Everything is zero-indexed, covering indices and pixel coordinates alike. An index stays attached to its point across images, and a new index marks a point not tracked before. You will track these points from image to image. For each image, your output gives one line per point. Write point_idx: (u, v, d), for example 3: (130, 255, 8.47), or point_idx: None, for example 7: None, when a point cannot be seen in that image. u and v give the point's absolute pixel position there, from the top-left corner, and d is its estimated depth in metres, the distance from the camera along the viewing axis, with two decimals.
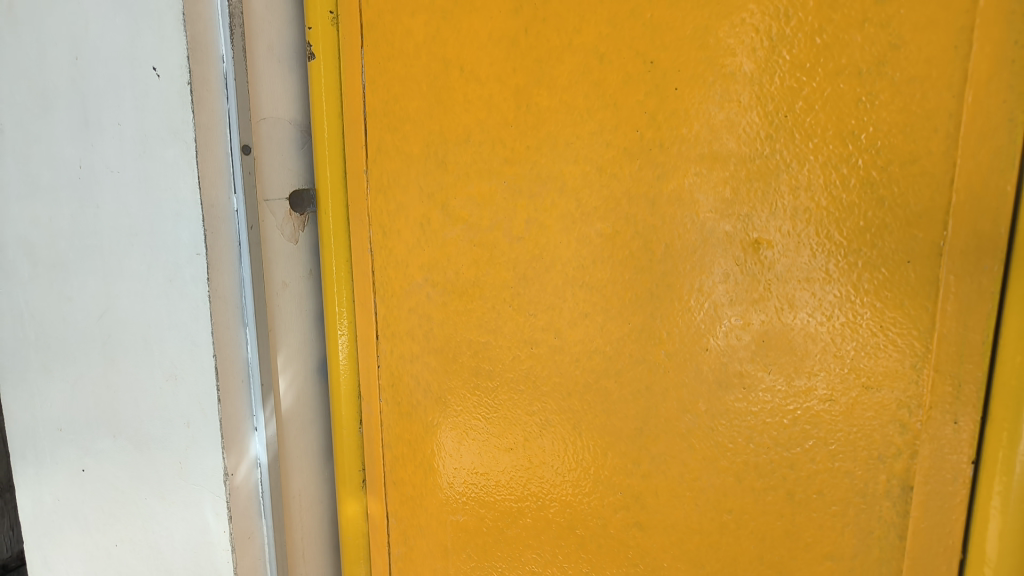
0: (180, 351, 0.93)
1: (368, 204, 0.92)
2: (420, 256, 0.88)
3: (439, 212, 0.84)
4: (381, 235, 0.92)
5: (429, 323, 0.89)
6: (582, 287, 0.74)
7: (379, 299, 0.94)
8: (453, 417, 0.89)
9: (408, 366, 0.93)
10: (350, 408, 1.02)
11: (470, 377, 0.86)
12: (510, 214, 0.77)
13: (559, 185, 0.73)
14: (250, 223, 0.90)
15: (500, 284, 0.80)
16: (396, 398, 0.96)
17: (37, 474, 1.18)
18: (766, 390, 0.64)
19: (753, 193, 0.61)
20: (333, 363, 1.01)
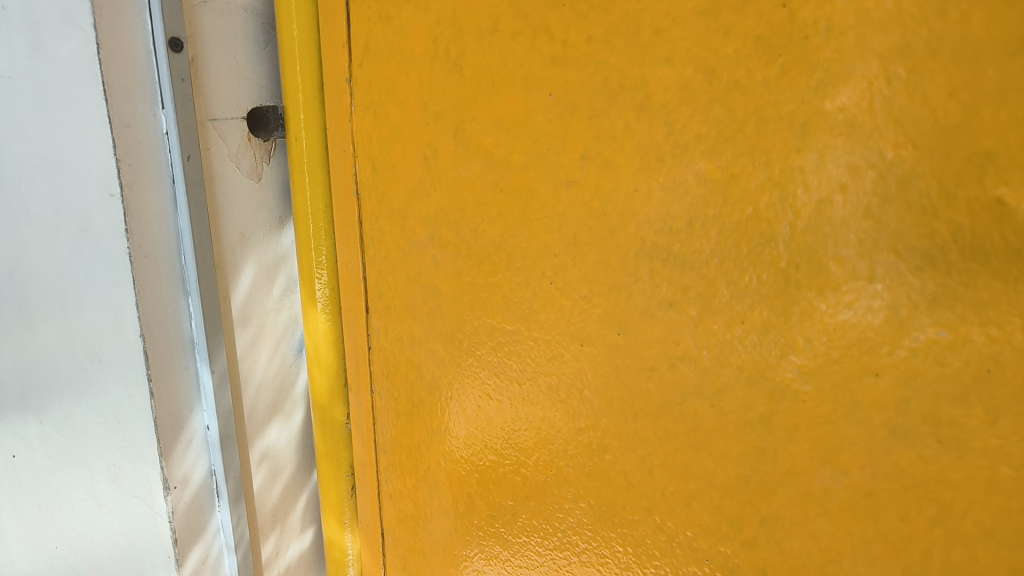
0: (100, 324, 0.69)
1: (354, 129, 0.66)
2: (424, 203, 0.62)
3: (451, 141, 0.58)
4: (371, 172, 0.66)
5: (435, 297, 0.64)
6: (666, 261, 0.48)
7: (369, 260, 0.69)
8: (463, 426, 0.65)
9: (407, 352, 0.68)
10: (332, 396, 0.79)
11: (489, 377, 0.61)
12: (559, 145, 0.51)
13: (638, 100, 0.47)
14: (186, 153, 0.65)
15: (538, 249, 0.54)
16: (392, 391, 0.71)
17: None
18: (983, 450, 0.38)
19: (1006, 114, 0.34)
20: (314, 337, 0.78)
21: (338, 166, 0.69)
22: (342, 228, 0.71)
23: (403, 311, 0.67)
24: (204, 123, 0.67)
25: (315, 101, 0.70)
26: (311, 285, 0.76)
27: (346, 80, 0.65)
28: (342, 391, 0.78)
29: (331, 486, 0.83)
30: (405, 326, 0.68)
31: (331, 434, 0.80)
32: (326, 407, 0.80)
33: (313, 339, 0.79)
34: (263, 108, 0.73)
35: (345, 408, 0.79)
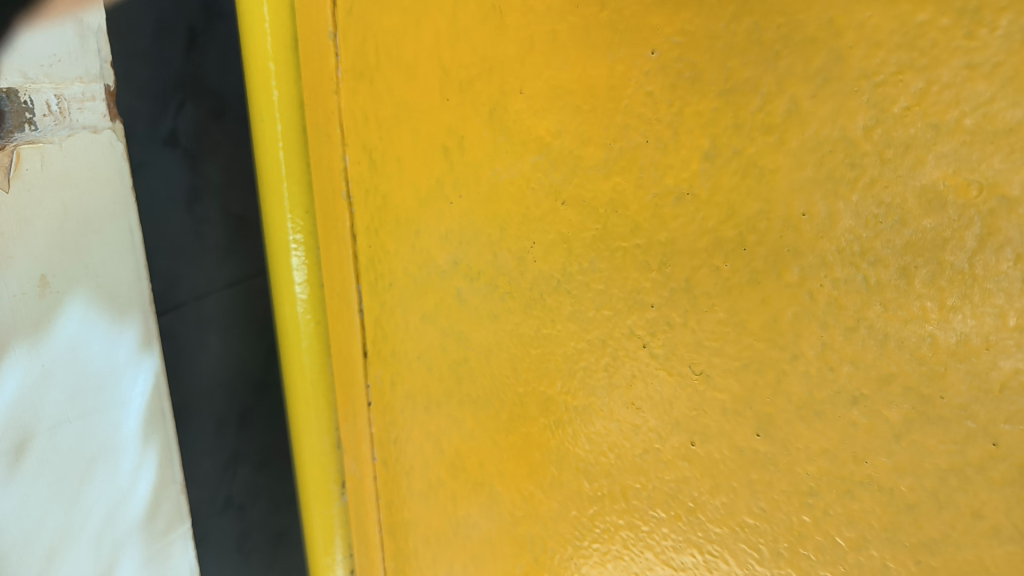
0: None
1: (346, 108, 0.48)
2: (443, 212, 0.44)
3: (485, 126, 0.39)
4: (367, 167, 0.48)
5: (461, 349, 0.46)
6: (854, 333, 0.29)
7: (366, 287, 0.52)
8: (501, 528, 0.46)
9: (421, 414, 0.51)
10: (317, 457, 0.61)
11: (538, 467, 0.43)
12: (663, 135, 0.32)
13: (817, 62, 0.27)
14: (140, 158, 0.61)
15: (623, 294, 0.36)
16: (400, 463, 0.54)
17: None
18: None
19: None
20: (298, 382, 0.59)
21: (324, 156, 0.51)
22: (331, 239, 0.53)
23: (416, 360, 0.50)
24: (106, 128, 0.51)
25: (291, 70, 0.51)
26: (291, 314, 0.57)
27: (329, 33, 0.47)
28: (332, 449, 0.61)
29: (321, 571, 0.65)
30: (418, 380, 0.50)
31: (316, 506, 0.62)
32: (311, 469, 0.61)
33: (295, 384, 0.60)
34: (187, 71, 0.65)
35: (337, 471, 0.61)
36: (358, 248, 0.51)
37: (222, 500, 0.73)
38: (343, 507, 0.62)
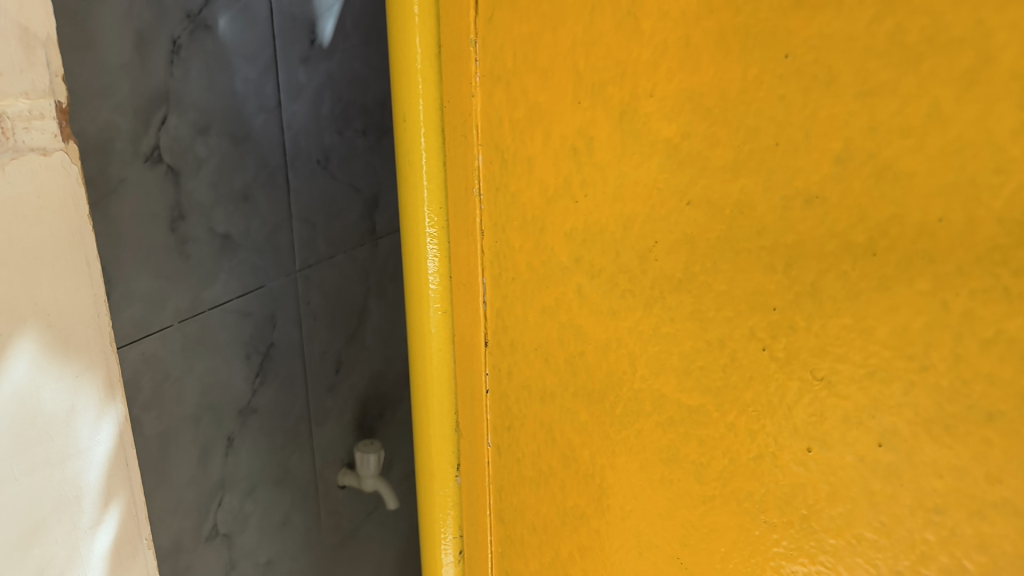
0: (126, 332, 0.92)
1: (481, 114, 0.49)
2: (568, 211, 0.45)
3: (615, 128, 0.40)
4: (498, 166, 0.49)
5: (579, 341, 0.47)
6: (990, 345, 0.28)
7: (491, 278, 0.52)
8: (607, 520, 0.48)
9: (533, 403, 0.52)
10: (435, 453, 0.60)
11: (652, 463, 0.43)
12: (794, 138, 0.32)
13: (965, 62, 0.26)
14: (119, 176, 0.88)
15: (747, 296, 0.35)
16: (513, 449, 0.55)
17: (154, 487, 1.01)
18: None
19: None
20: (426, 377, 0.59)
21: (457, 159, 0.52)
22: (462, 234, 0.53)
23: (534, 348, 0.50)
24: (58, 150, 0.44)
25: (433, 74, 0.51)
26: (422, 308, 0.57)
27: (471, 42, 0.48)
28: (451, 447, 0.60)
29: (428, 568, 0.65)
30: (534, 369, 0.51)
31: (430, 499, 0.62)
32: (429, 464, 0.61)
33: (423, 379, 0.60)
34: (169, 86, 0.93)
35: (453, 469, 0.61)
36: (488, 241, 0.51)
37: (209, 531, 1.13)
38: (455, 504, 0.62)
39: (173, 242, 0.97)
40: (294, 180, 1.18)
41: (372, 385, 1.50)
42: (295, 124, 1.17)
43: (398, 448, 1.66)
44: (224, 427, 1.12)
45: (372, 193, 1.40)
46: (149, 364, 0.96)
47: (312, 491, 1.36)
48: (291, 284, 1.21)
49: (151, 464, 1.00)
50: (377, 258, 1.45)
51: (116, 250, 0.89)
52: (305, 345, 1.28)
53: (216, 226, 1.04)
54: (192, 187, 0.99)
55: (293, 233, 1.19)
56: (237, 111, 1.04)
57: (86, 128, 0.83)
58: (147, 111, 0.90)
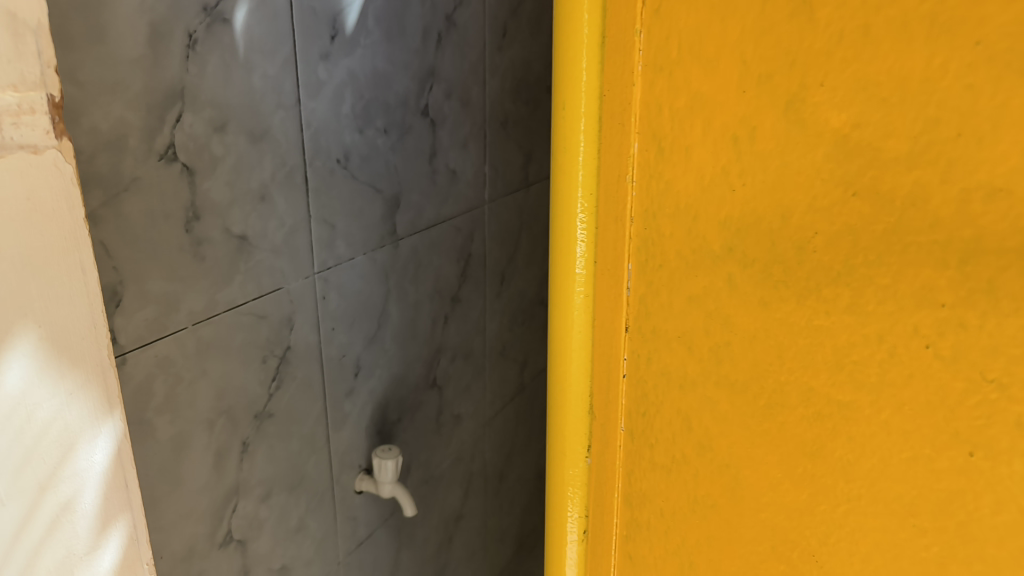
0: (137, 334, 0.94)
1: (637, 99, 0.46)
2: (722, 201, 0.43)
3: (780, 118, 0.39)
4: (654, 154, 0.46)
5: (723, 331, 0.45)
6: None
7: (637, 268, 0.49)
8: (736, 510, 0.48)
9: (671, 396, 0.50)
10: (567, 451, 0.57)
11: (798, 458, 0.44)
12: (980, 128, 0.33)
13: None
14: (133, 175, 0.90)
15: (914, 289, 0.36)
16: (647, 444, 0.53)
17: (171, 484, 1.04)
18: None
19: None
20: (564, 374, 0.56)
21: (612, 146, 0.49)
22: (613, 225, 0.50)
23: (675, 337, 0.49)
24: (50, 147, 0.46)
25: (597, 61, 0.48)
26: (565, 300, 0.54)
27: (634, 32, 0.45)
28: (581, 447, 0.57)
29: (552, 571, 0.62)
30: (674, 359, 0.49)
31: (554, 498, 0.59)
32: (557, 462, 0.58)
33: (560, 376, 0.56)
34: (184, 84, 0.94)
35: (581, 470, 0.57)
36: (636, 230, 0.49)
37: (221, 537, 1.14)
38: (581, 509, 0.58)
39: (187, 242, 0.99)
40: (313, 180, 1.19)
41: (390, 388, 1.50)
42: (314, 122, 1.17)
43: (417, 452, 1.65)
44: (238, 432, 1.13)
45: (393, 192, 1.41)
46: (162, 368, 0.99)
47: (327, 494, 1.37)
48: (310, 287, 1.23)
49: (165, 466, 1.02)
50: (397, 260, 1.45)
51: (131, 251, 0.91)
52: (322, 347, 1.28)
53: (232, 227, 1.05)
54: (207, 186, 1.00)
55: (310, 234, 1.20)
56: (255, 109, 1.05)
57: (99, 124, 0.85)
58: (163, 108, 0.92)
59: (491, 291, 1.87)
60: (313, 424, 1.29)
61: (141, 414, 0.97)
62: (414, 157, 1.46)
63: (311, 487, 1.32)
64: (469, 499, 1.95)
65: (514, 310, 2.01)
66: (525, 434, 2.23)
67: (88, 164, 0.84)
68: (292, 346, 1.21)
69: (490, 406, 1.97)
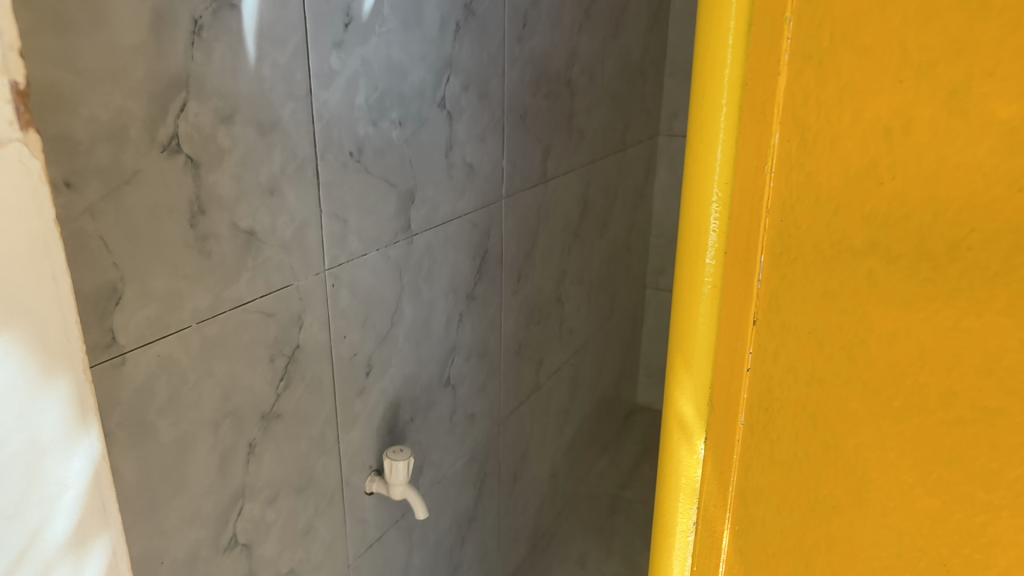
0: (139, 333, 0.89)
1: (784, 79, 0.40)
2: (869, 193, 0.38)
3: (941, 111, 0.35)
4: (796, 145, 0.40)
5: (859, 328, 0.40)
6: None
7: (769, 263, 0.43)
8: (861, 515, 0.43)
9: (791, 406, 0.45)
10: (677, 452, 0.53)
11: (933, 468, 0.39)
12: None
13: None
14: (134, 167, 0.85)
15: None
16: (768, 461, 0.47)
17: (174, 492, 0.98)
18: None
19: None
20: (684, 369, 0.51)
21: (756, 119, 0.42)
22: (748, 207, 0.44)
23: (806, 335, 0.43)
24: (13, 141, 0.44)
25: (745, 26, 0.41)
26: (690, 289, 0.49)
27: (786, 16, 0.39)
28: (692, 450, 0.52)
29: (654, 572, 0.59)
30: (799, 360, 0.43)
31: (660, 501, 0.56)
32: (664, 462, 0.55)
33: (677, 371, 0.51)
34: (189, 72, 0.89)
35: (690, 473, 0.53)
36: (773, 216, 0.42)
37: (226, 541, 1.08)
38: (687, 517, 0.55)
39: (192, 238, 0.94)
40: (324, 173, 1.15)
41: (402, 387, 1.46)
42: (327, 113, 1.13)
43: (430, 451, 1.61)
44: (246, 433, 1.08)
45: (407, 186, 1.36)
46: (165, 368, 0.93)
47: (337, 497, 1.32)
48: (321, 283, 1.18)
49: (167, 470, 0.96)
50: (411, 257, 1.41)
51: (132, 247, 0.86)
52: (332, 346, 1.24)
53: (240, 222, 1.01)
54: (214, 178, 0.96)
55: (321, 229, 1.16)
56: (264, 100, 1.01)
57: (99, 113, 0.80)
58: (165, 97, 0.87)
59: (505, 289, 1.83)
60: (323, 425, 1.25)
61: (143, 416, 0.91)
62: (429, 150, 1.41)
63: (321, 489, 1.27)
64: (481, 500, 1.91)
65: (527, 308, 1.98)
66: (538, 433, 2.19)
67: (87, 155, 0.80)
68: (300, 345, 1.16)
69: (504, 406, 1.94)
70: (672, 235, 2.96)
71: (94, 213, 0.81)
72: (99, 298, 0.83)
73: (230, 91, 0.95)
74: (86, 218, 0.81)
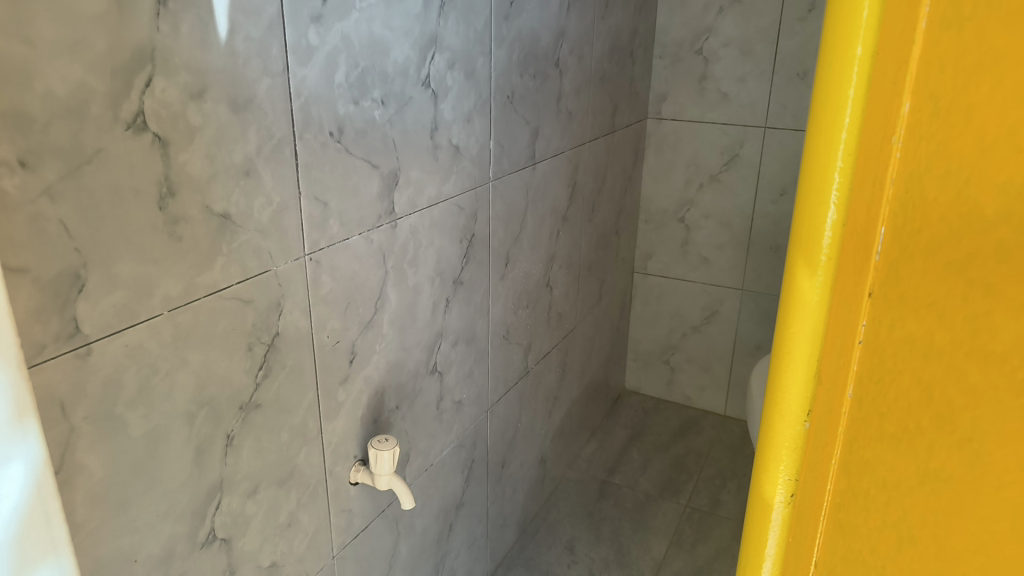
0: (104, 321, 0.85)
1: (915, 45, 0.30)
2: (1015, 159, 0.28)
3: None
4: (927, 102, 0.30)
5: (989, 332, 0.30)
6: None
7: (891, 236, 0.33)
8: (985, 536, 0.33)
9: (899, 400, 0.34)
10: (769, 467, 0.43)
11: None
12: None
13: None
14: (96, 146, 0.80)
15: None
16: (867, 465, 0.37)
17: (147, 486, 0.94)
18: None
19: None
20: (783, 374, 0.40)
21: (892, 62, 0.31)
22: (873, 170, 0.33)
23: (922, 312, 0.32)
24: None
25: None
26: (799, 271, 0.38)
27: None
28: (790, 465, 0.42)
29: None
30: (915, 337, 0.33)
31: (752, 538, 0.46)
32: (757, 476, 0.45)
33: (776, 374, 0.41)
34: (155, 45, 0.84)
35: (786, 490, 0.43)
36: (898, 176, 0.31)
37: (204, 537, 1.04)
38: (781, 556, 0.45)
39: (161, 221, 0.89)
40: (302, 154, 1.10)
41: (386, 375, 1.42)
42: (305, 91, 1.08)
43: (416, 440, 1.58)
44: (223, 424, 1.04)
45: (390, 168, 1.32)
46: (134, 358, 0.89)
47: (320, 488, 1.29)
48: (300, 269, 1.14)
49: (140, 464, 0.92)
50: (395, 241, 1.37)
51: (95, 231, 0.82)
52: (314, 333, 1.20)
53: (213, 204, 0.96)
54: (184, 158, 0.91)
55: (300, 212, 1.11)
56: (237, 76, 0.96)
57: (55, 88, 0.75)
58: (129, 71, 0.82)
59: (492, 274, 1.80)
60: (304, 414, 1.21)
61: (112, 408, 0.87)
62: (413, 131, 1.37)
63: (303, 480, 1.24)
64: (469, 487, 1.88)
65: (515, 293, 1.94)
66: (526, 419, 2.17)
67: (43, 133, 0.75)
68: (280, 333, 1.12)
69: (491, 393, 1.90)
70: (661, 219, 2.93)
71: (52, 195, 0.77)
72: (61, 285, 0.79)
73: (200, 65, 0.90)
74: (44, 200, 0.76)
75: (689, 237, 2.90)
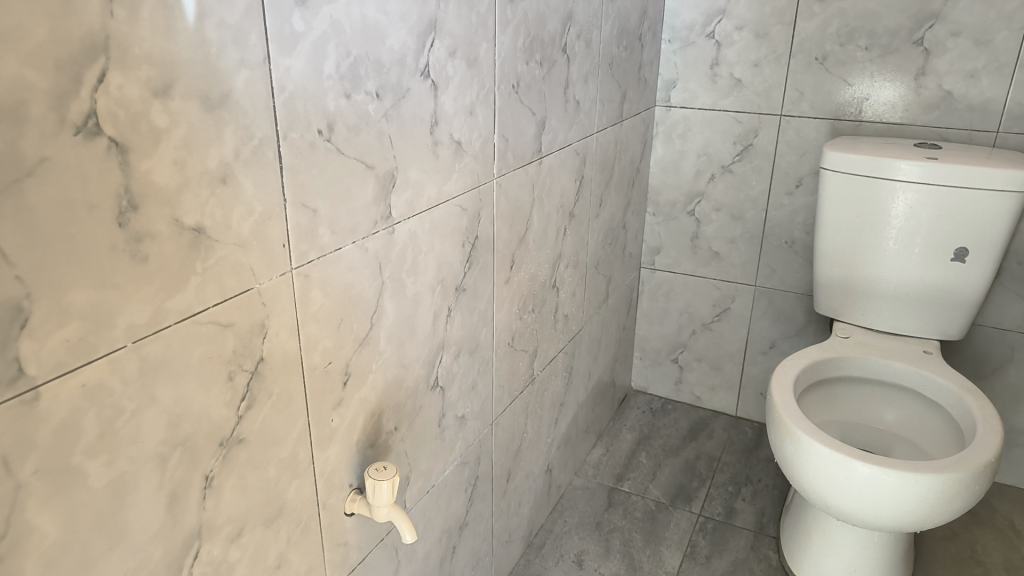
0: (56, 359, 0.72)
1: None
2: None
3: None
4: None
5: None
6: None
7: None
8: None
9: None
10: None
11: None
12: None
13: None
14: (39, 154, 0.67)
15: None
16: None
17: (111, 544, 0.82)
18: None
19: None
20: None
21: None
22: None
23: None
24: None
25: None
26: None
27: None
28: None
29: None
30: None
31: None
32: None
33: None
34: (110, 32, 0.71)
35: None
36: None
37: None
38: None
39: (122, 240, 0.76)
40: (288, 156, 0.97)
41: (384, 394, 1.30)
42: (289, 84, 0.95)
43: (417, 460, 1.47)
44: (201, 465, 0.92)
45: (388, 168, 1.19)
46: (94, 400, 0.77)
47: (313, 522, 1.17)
48: (287, 285, 1.01)
49: (103, 518, 0.80)
50: (392, 248, 1.25)
51: (41, 255, 0.69)
52: (303, 356, 1.07)
53: (184, 217, 0.83)
54: (148, 166, 0.78)
55: (286, 222, 0.99)
56: (211, 68, 0.83)
57: None
58: (78, 63, 0.69)
59: (497, 278, 1.67)
60: (294, 446, 1.09)
61: (67, 459, 0.75)
62: (412, 126, 1.24)
63: (294, 516, 1.12)
64: (473, 505, 1.77)
65: (520, 297, 1.82)
66: (532, 429, 2.05)
67: None
68: (265, 358, 1.00)
69: (496, 404, 1.79)
70: (669, 212, 2.80)
71: None
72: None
73: (165, 56, 0.77)
74: None
75: (699, 231, 2.77)
